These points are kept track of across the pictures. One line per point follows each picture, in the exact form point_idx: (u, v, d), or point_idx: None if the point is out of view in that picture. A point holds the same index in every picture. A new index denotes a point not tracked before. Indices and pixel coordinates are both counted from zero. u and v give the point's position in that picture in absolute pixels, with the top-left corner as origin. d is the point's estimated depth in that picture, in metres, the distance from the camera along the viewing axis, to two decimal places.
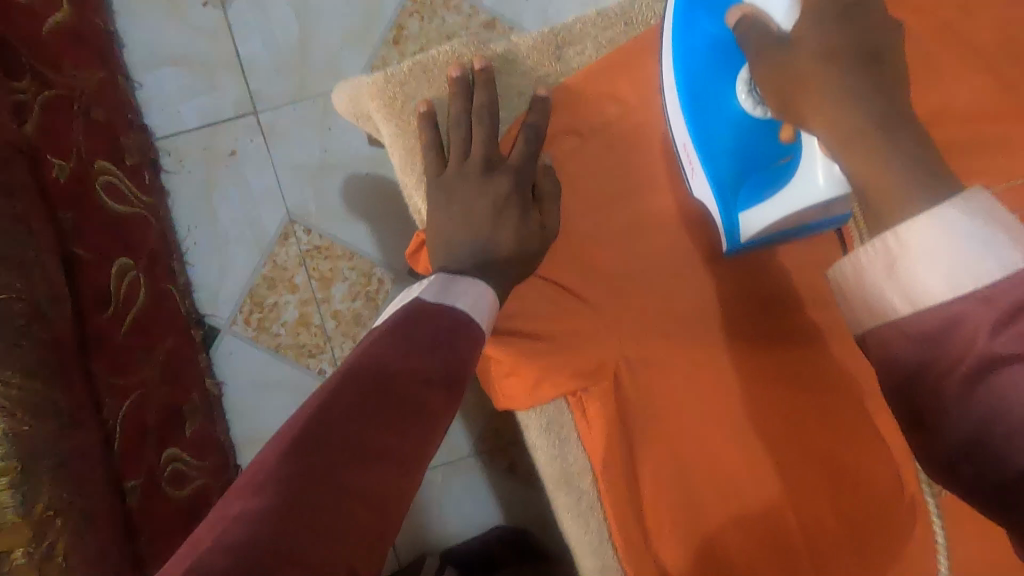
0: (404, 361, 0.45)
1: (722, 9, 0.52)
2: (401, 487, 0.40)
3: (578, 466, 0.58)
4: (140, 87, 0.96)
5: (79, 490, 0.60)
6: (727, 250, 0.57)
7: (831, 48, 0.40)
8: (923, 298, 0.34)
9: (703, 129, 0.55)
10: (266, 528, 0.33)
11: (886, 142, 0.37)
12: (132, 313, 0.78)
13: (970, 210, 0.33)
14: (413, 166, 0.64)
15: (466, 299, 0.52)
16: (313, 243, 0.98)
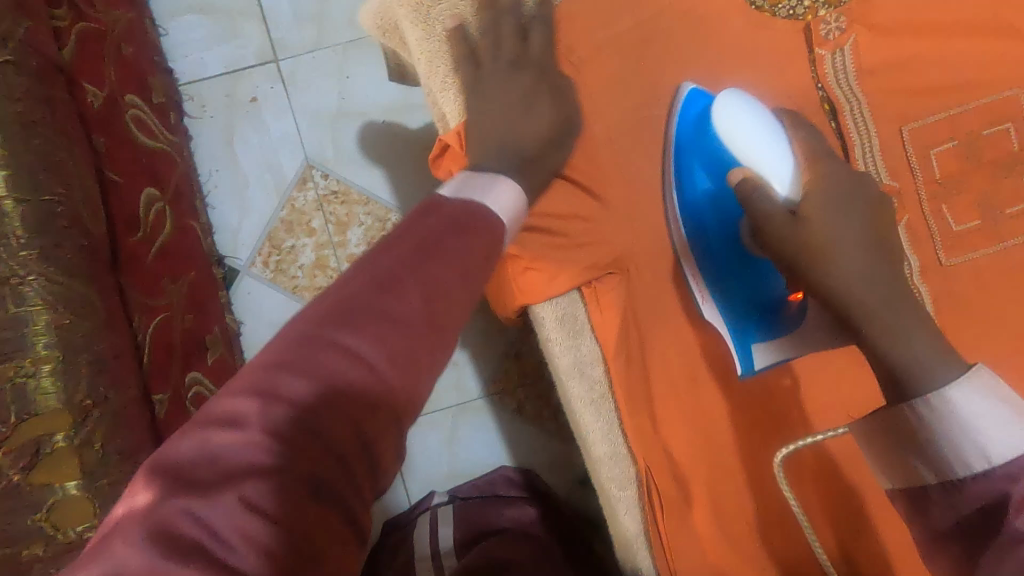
0: (429, 260, 0.41)
1: (717, 163, 0.54)
2: (423, 370, 0.40)
3: (592, 358, 0.60)
4: (166, 34, 0.99)
5: (116, 389, 0.63)
6: (741, 374, 0.55)
7: (847, 232, 0.47)
8: (946, 475, 0.40)
9: (707, 260, 0.55)
10: (287, 419, 0.35)
11: (894, 320, 0.44)
12: (158, 241, 0.81)
13: (977, 392, 0.39)
14: (441, 65, 0.59)
15: (493, 200, 0.48)
16: (330, 188, 1.01)
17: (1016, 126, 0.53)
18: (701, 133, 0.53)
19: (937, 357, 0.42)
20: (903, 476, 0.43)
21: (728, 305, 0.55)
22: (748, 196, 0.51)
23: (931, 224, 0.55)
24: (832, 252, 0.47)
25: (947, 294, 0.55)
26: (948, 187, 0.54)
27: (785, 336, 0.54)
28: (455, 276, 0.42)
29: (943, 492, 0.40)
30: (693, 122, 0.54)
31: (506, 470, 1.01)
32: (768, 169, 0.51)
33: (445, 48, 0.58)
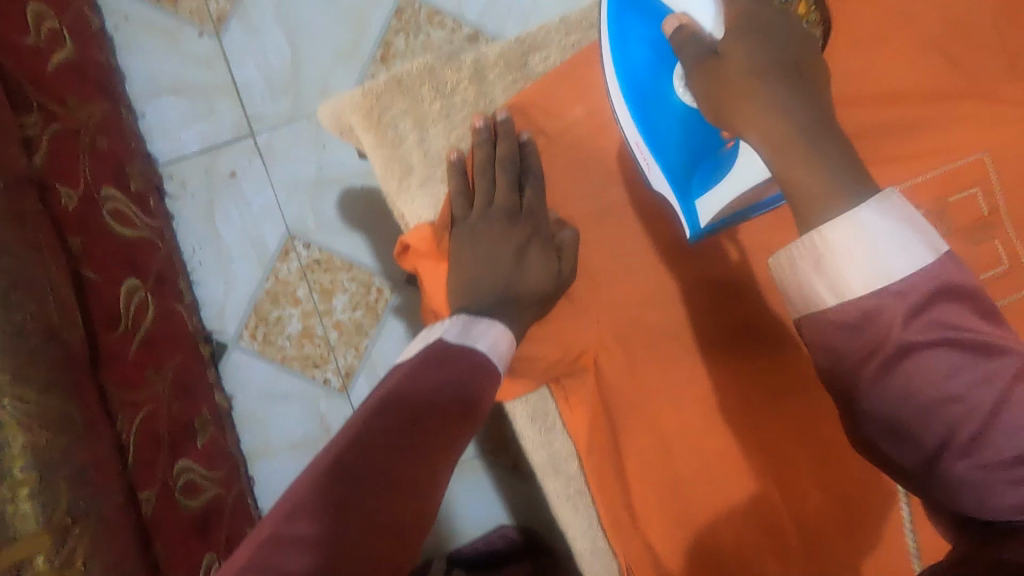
0: (424, 401, 0.46)
1: (651, 38, 0.55)
2: (420, 512, 0.42)
3: (565, 453, 0.61)
4: (143, 116, 1.00)
5: (96, 498, 0.63)
6: (690, 237, 0.56)
7: (762, 57, 0.45)
8: (845, 293, 0.40)
9: (649, 122, 0.55)
10: (301, 544, 0.36)
11: (813, 143, 0.42)
12: (141, 332, 0.82)
13: (879, 213, 0.39)
14: (396, 172, 0.62)
15: (487, 340, 0.52)
16: (313, 258, 1.01)
17: (982, 190, 0.53)
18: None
19: (862, 193, 0.39)
20: (808, 299, 0.42)
21: (663, 151, 0.55)
22: (681, 44, 0.50)
23: None
24: (746, 82, 0.45)
25: None
26: None
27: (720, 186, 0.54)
28: (453, 417, 0.47)
29: (850, 317, 0.39)
30: None
31: (505, 529, 1.01)
32: (696, 14, 0.51)
33: (398, 156, 0.62)
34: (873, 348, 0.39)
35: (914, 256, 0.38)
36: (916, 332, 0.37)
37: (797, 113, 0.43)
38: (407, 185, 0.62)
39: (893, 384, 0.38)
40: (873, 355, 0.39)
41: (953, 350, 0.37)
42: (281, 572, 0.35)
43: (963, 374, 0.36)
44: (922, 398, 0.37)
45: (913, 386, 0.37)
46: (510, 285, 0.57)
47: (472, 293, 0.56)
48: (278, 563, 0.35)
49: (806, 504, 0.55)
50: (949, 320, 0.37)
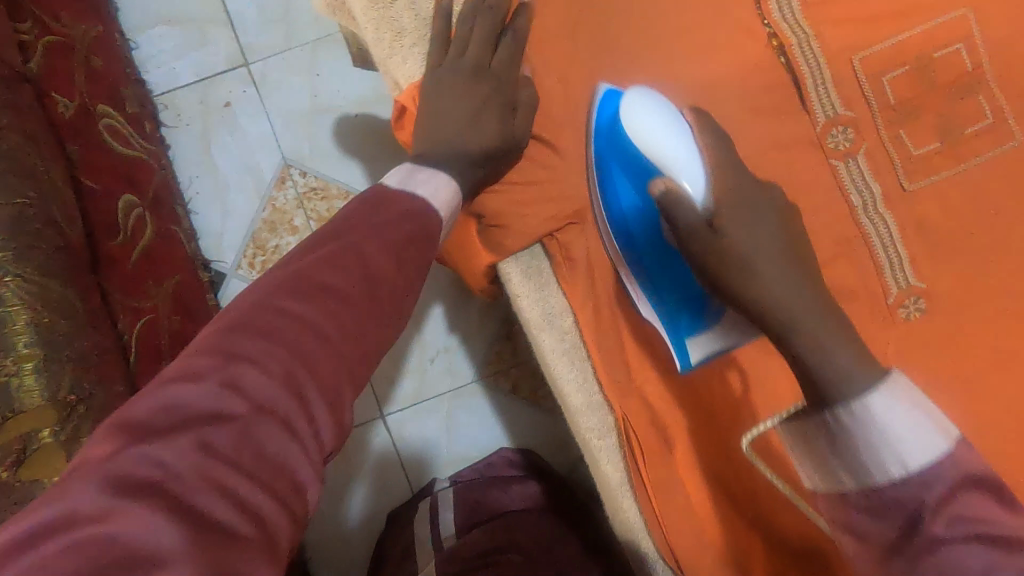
0: (365, 231, 0.49)
1: (642, 183, 0.53)
2: (354, 334, 0.45)
3: (559, 310, 0.60)
4: (137, 47, 1.01)
5: (100, 383, 0.64)
6: (680, 369, 0.56)
7: (761, 241, 0.49)
8: (867, 481, 0.41)
9: (650, 273, 0.55)
10: (222, 342, 0.41)
11: (817, 330, 0.46)
12: (139, 246, 0.82)
13: (895, 399, 0.40)
14: (385, 40, 0.61)
15: (428, 186, 0.54)
16: (309, 186, 1.02)
17: (966, 45, 0.54)
18: (614, 142, 0.52)
19: (862, 363, 0.43)
20: (830, 480, 0.43)
21: (661, 299, 0.55)
22: (669, 206, 0.50)
23: (890, 149, 0.55)
24: (754, 278, 0.48)
25: (910, 220, 0.55)
26: (902, 112, 0.55)
27: (719, 326, 0.54)
28: (391, 250, 0.49)
29: (866, 498, 0.41)
30: (607, 125, 0.53)
31: (506, 451, 1.02)
32: (682, 177, 0.50)
33: (388, 22, 0.60)
34: (905, 535, 0.39)
35: (933, 445, 0.38)
36: (943, 528, 0.37)
37: (791, 285, 0.48)
38: (396, 53, 0.61)
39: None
40: (904, 547, 0.39)
41: (982, 543, 0.36)
42: (193, 369, 0.40)
43: (999, 570, 0.35)
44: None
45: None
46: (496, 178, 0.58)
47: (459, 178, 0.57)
48: (193, 360, 0.40)
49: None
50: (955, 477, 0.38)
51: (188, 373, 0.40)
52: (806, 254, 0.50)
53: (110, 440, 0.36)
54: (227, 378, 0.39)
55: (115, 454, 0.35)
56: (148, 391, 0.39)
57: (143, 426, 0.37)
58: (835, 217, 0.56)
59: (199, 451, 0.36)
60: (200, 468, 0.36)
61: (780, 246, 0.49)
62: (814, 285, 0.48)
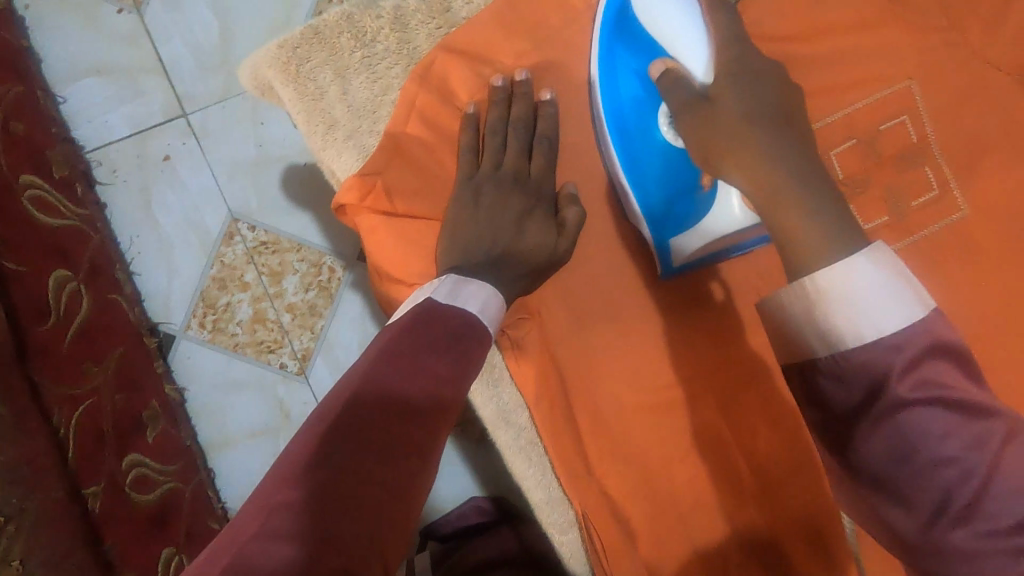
0: (428, 359, 0.45)
1: (640, 71, 0.57)
2: (419, 475, 0.42)
3: (513, 404, 0.60)
4: (63, 101, 0.95)
5: (30, 493, 0.59)
6: (661, 272, 0.58)
7: (752, 107, 0.49)
8: (838, 348, 0.39)
9: (632, 150, 0.57)
10: (291, 521, 0.36)
11: (803, 192, 0.45)
12: (75, 324, 0.78)
13: (875, 263, 0.39)
14: (319, 126, 0.59)
15: (477, 302, 0.49)
16: (259, 239, 0.98)
17: (910, 118, 0.59)
18: (623, 26, 0.57)
19: (839, 239, 0.42)
20: (797, 356, 0.42)
21: (641, 175, 0.57)
22: (668, 89, 0.53)
23: None
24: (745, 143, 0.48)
25: None
26: (849, 186, 0.59)
27: (699, 225, 0.56)
28: (448, 384, 0.45)
29: (835, 364, 0.39)
30: (615, 14, 0.57)
31: (476, 500, 1.01)
32: (683, 54, 0.54)
33: (320, 109, 0.59)
34: (867, 402, 0.38)
35: (906, 310, 0.38)
36: (908, 391, 0.36)
37: (783, 151, 0.47)
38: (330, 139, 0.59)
39: (883, 442, 0.37)
40: (866, 411, 0.38)
41: (945, 409, 0.36)
42: (263, 568, 0.33)
43: (957, 435, 0.35)
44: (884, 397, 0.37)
45: (901, 442, 0.36)
46: (513, 248, 0.54)
47: (472, 250, 0.53)
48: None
49: (754, 444, 0.59)
50: (938, 377, 0.36)
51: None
52: (799, 120, 0.49)
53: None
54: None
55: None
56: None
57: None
58: None
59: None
60: None
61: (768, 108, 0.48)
62: (820, 176, 0.47)
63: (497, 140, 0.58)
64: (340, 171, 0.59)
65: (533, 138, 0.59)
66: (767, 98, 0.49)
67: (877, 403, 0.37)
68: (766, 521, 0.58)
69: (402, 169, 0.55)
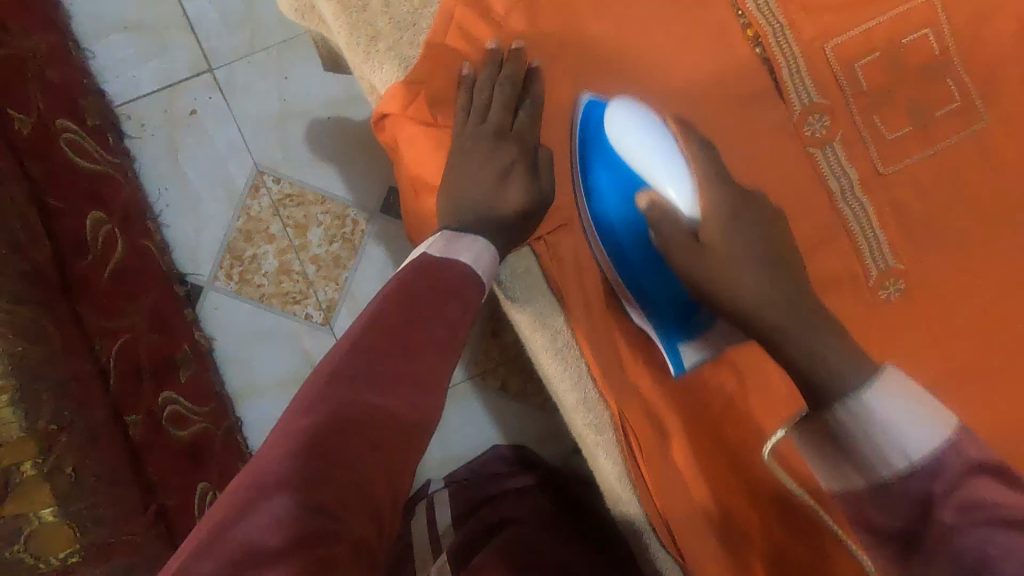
0: (428, 302, 0.48)
1: (627, 193, 0.54)
2: (427, 406, 0.45)
3: (551, 310, 0.59)
4: (92, 56, 0.96)
5: (79, 410, 0.62)
6: (674, 373, 0.57)
7: (743, 247, 0.52)
8: (894, 463, 0.39)
9: (630, 269, 0.56)
10: (304, 439, 0.39)
11: (795, 330, 0.48)
12: (112, 263, 0.80)
13: (889, 395, 0.41)
14: (360, 38, 0.56)
15: (471, 253, 0.52)
16: (283, 192, 1.00)
17: (934, 29, 0.55)
18: (599, 145, 0.54)
19: (852, 360, 0.44)
20: (841, 479, 0.42)
21: (648, 303, 0.56)
22: (658, 220, 0.52)
23: (864, 134, 0.56)
24: (741, 285, 0.51)
25: (887, 203, 0.57)
26: (875, 97, 0.56)
27: (704, 331, 0.57)
28: (450, 324, 0.48)
29: (873, 492, 0.41)
30: (592, 128, 0.54)
31: (498, 449, 1.02)
32: (666, 185, 0.52)
33: (361, 21, 0.56)
34: (913, 525, 0.39)
35: (933, 436, 0.39)
36: (952, 518, 0.38)
37: (768, 288, 0.50)
38: (371, 52, 0.56)
39: (943, 571, 0.38)
40: (917, 537, 0.39)
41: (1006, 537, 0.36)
42: (286, 479, 0.38)
43: (1019, 554, 0.36)
44: (940, 532, 0.38)
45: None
46: (495, 202, 0.56)
47: (460, 206, 0.55)
48: (285, 470, 0.38)
49: (764, 359, 0.58)
50: (983, 495, 0.38)
51: (292, 481, 0.37)
52: (795, 265, 0.52)
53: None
54: (331, 488, 0.38)
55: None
56: (243, 514, 0.36)
57: (254, 560, 0.34)
58: (816, 203, 0.56)
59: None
60: None
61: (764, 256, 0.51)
62: (803, 298, 0.50)
63: (483, 98, 0.56)
64: (382, 86, 0.57)
65: (522, 98, 0.56)
66: (757, 249, 0.52)
67: (925, 527, 0.39)
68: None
69: (443, 80, 0.56)
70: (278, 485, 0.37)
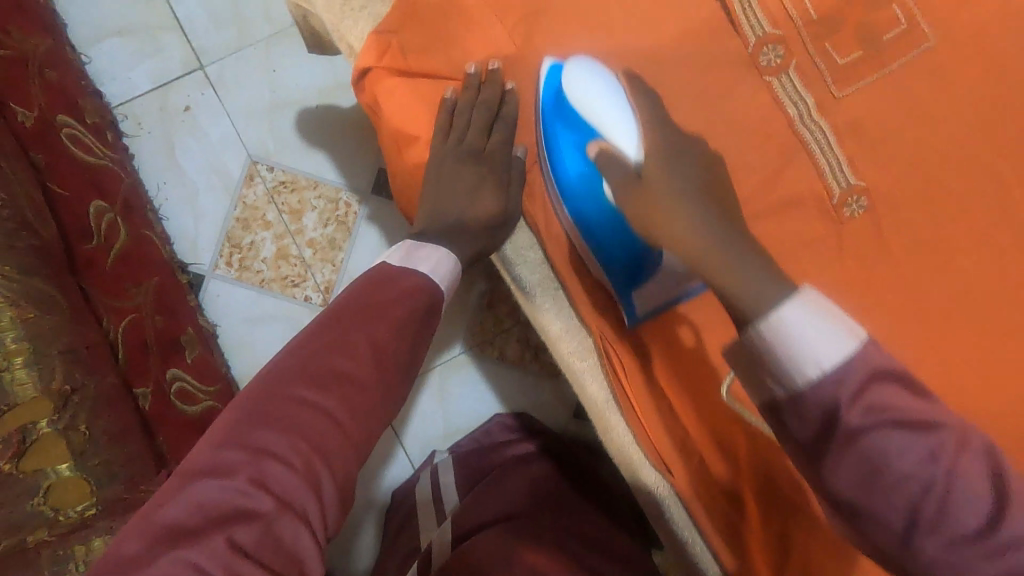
0: (368, 312, 0.55)
1: (582, 147, 0.56)
2: (361, 403, 0.52)
3: (527, 243, 0.65)
4: (89, 61, 1.01)
5: (89, 375, 0.65)
6: (628, 322, 0.58)
7: (680, 189, 0.52)
8: (807, 375, 0.40)
9: (582, 216, 0.56)
10: (240, 430, 0.49)
11: (729, 254, 0.47)
12: (116, 248, 0.85)
13: (800, 310, 0.40)
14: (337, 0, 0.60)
15: (428, 264, 0.60)
16: (277, 180, 1.04)
17: None
18: (557, 102, 0.56)
19: (770, 279, 0.44)
20: (756, 386, 0.43)
21: (603, 253, 0.56)
22: (604, 166, 0.54)
23: (818, 61, 0.59)
24: (672, 217, 0.50)
25: (845, 125, 0.59)
26: (824, 25, 0.58)
27: (656, 281, 0.56)
28: (387, 330, 0.55)
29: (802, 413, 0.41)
30: (552, 89, 0.56)
31: (499, 417, 1.04)
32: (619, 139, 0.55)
33: None
34: (826, 432, 0.41)
35: (840, 347, 0.40)
36: (858, 420, 0.40)
37: (704, 221, 0.50)
38: (348, 12, 0.60)
39: (849, 467, 0.40)
40: (827, 440, 0.41)
41: (902, 431, 0.39)
42: (224, 463, 0.47)
43: (911, 450, 0.39)
44: (848, 433, 0.40)
45: (866, 461, 0.40)
46: (466, 211, 0.66)
47: (433, 215, 0.65)
48: (221, 457, 0.47)
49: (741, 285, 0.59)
50: (887, 399, 0.40)
51: (218, 468, 0.47)
52: (735, 210, 0.54)
53: (154, 547, 0.44)
54: (252, 476, 0.47)
55: (165, 546, 0.44)
56: (185, 488, 0.46)
57: (180, 528, 0.45)
58: (775, 130, 0.59)
59: (226, 547, 0.44)
60: (223, 561, 0.43)
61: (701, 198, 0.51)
62: (742, 238, 0.49)
63: (463, 120, 0.63)
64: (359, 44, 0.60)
65: (496, 117, 0.64)
66: (692, 193, 0.52)
67: (833, 434, 0.40)
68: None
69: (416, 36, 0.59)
70: (214, 468, 0.47)
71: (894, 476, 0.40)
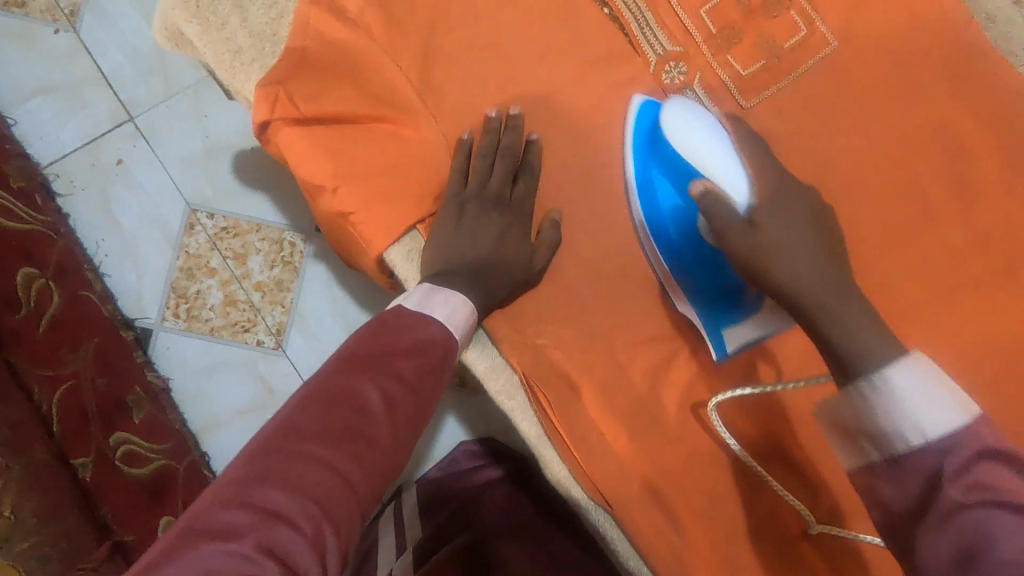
0: (390, 359, 0.47)
1: (679, 185, 0.54)
2: (375, 464, 0.44)
3: None
4: (15, 123, 0.99)
5: (15, 455, 0.63)
6: (715, 358, 0.56)
7: (794, 232, 0.49)
8: (913, 439, 0.40)
9: (679, 255, 0.55)
10: (240, 489, 0.39)
11: (843, 313, 0.45)
12: (47, 315, 0.84)
13: (912, 373, 0.41)
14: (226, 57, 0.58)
15: (444, 308, 0.51)
16: (219, 226, 1.02)
17: None
18: (656, 142, 0.54)
19: (882, 336, 0.44)
20: (857, 455, 0.43)
21: (696, 291, 0.55)
22: (708, 206, 0.50)
23: (721, 74, 0.61)
24: (778, 254, 0.48)
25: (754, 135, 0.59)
26: (723, 39, 0.60)
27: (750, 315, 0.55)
28: (405, 383, 0.47)
29: (890, 466, 0.41)
30: (645, 131, 0.56)
31: (466, 444, 1.02)
32: (718, 174, 0.51)
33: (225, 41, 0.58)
34: (923, 504, 0.39)
35: (951, 417, 0.39)
36: (960, 495, 0.37)
37: (816, 269, 0.47)
38: (239, 68, 0.58)
39: (943, 543, 0.37)
40: (924, 518, 0.39)
41: (1016, 515, 0.35)
42: (226, 525, 0.37)
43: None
44: (962, 520, 0.36)
45: (965, 541, 0.36)
46: (489, 255, 0.57)
47: (451, 262, 0.55)
48: (218, 518, 0.37)
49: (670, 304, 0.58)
50: (998, 480, 0.37)
51: (220, 533, 0.37)
52: (844, 254, 0.50)
53: None
54: (262, 541, 0.37)
55: None
56: (171, 559, 0.35)
57: None
58: None
59: None
60: None
61: (811, 240, 0.48)
62: (853, 287, 0.47)
63: (484, 163, 0.58)
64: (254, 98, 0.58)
65: (520, 166, 0.58)
66: (810, 234, 0.49)
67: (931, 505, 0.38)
68: (717, 371, 0.57)
69: None
70: (214, 533, 0.36)
71: (997, 563, 0.35)
